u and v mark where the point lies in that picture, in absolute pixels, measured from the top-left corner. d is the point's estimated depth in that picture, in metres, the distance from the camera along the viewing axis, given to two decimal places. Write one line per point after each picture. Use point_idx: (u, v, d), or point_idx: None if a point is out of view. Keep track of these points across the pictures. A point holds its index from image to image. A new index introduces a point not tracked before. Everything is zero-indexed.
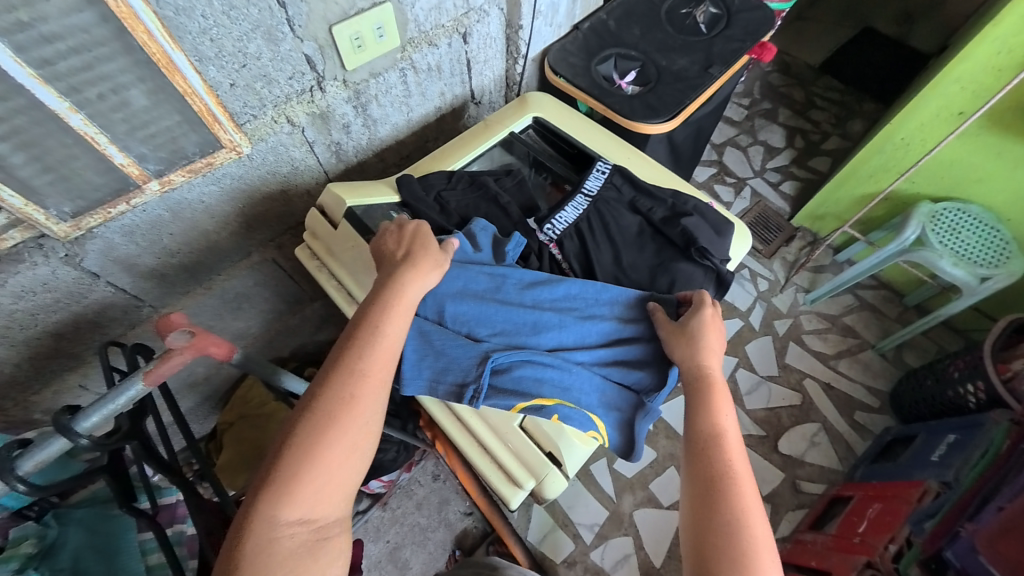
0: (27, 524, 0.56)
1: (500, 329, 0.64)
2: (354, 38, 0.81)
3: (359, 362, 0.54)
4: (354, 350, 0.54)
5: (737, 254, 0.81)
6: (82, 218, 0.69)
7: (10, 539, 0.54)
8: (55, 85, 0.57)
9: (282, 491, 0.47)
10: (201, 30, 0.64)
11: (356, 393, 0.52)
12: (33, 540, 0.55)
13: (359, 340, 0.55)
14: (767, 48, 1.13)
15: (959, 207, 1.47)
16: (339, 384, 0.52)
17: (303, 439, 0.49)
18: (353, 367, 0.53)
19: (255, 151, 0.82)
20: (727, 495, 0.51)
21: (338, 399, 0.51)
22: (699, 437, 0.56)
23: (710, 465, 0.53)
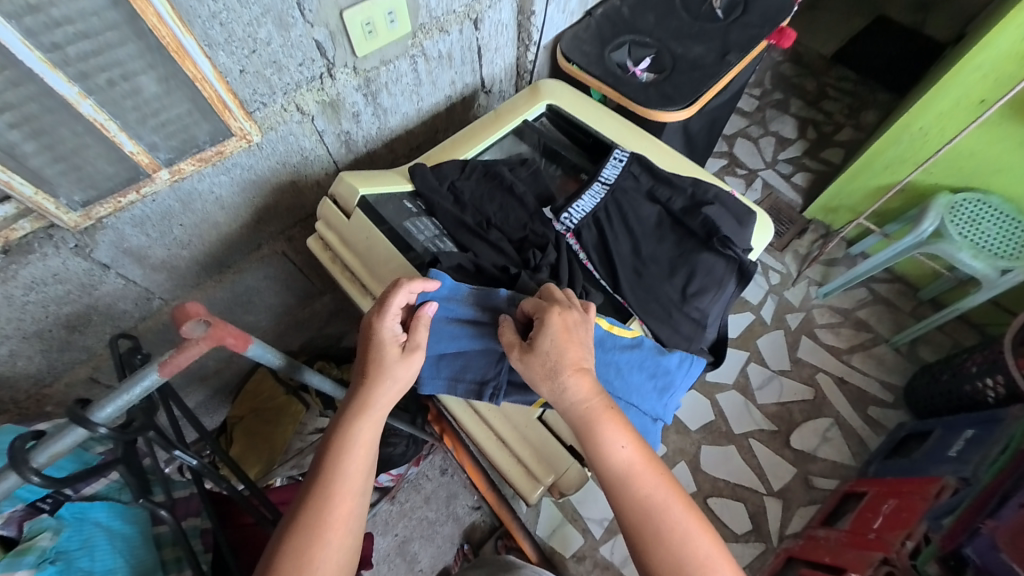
0: (44, 517, 0.55)
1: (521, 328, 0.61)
2: (366, 23, 0.79)
3: (338, 464, 0.54)
4: (332, 456, 0.54)
5: (758, 245, 0.79)
6: (93, 208, 0.67)
7: (26, 533, 0.52)
8: (65, 71, 0.56)
9: None
10: (211, 14, 0.62)
11: (333, 504, 0.52)
12: (50, 533, 0.53)
13: (337, 445, 0.55)
14: (786, 33, 1.10)
15: (978, 198, 1.44)
16: (315, 496, 0.52)
17: (297, 541, 0.50)
18: (332, 473, 0.53)
19: (265, 140, 0.80)
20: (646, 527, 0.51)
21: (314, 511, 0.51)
22: (608, 479, 0.54)
23: (628, 508, 0.52)
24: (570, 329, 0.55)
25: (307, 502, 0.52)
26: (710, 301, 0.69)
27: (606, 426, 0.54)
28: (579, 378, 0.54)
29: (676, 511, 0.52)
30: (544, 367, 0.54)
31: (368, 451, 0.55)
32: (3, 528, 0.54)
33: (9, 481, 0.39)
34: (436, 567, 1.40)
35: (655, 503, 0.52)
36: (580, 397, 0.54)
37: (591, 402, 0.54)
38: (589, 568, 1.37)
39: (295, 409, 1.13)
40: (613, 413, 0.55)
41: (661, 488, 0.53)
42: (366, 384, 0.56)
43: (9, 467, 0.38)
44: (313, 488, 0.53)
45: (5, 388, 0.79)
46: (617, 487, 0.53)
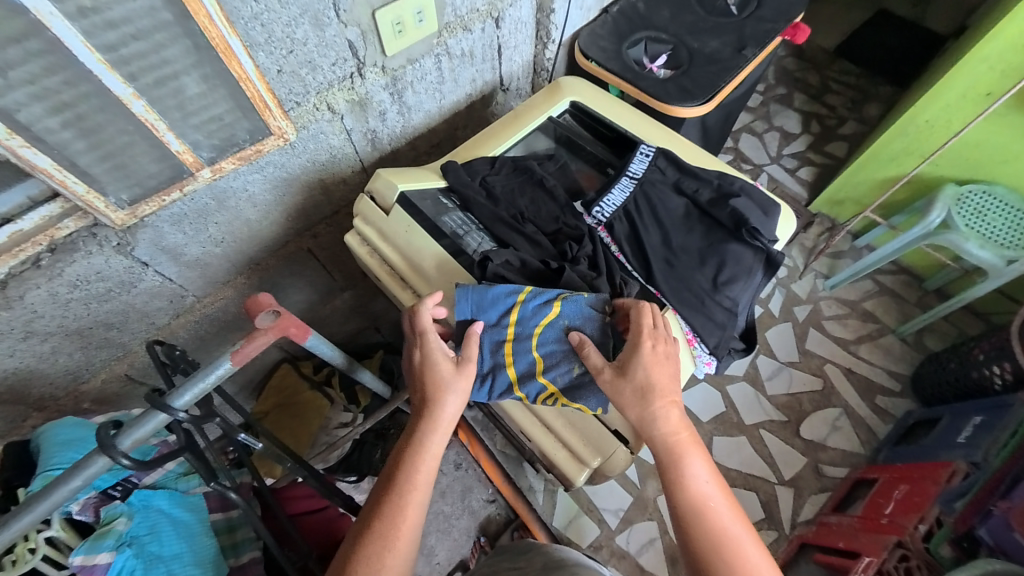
0: (116, 503, 0.62)
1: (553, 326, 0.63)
2: (395, 22, 0.80)
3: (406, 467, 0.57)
4: (404, 459, 0.58)
5: (782, 235, 0.81)
6: (138, 206, 0.68)
7: (103, 519, 0.59)
8: (118, 72, 0.57)
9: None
10: (253, 15, 0.64)
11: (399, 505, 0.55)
12: (124, 518, 0.60)
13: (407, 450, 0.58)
14: (801, 29, 1.12)
15: (984, 189, 1.46)
16: (375, 532, 0.54)
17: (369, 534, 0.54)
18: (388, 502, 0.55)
19: (298, 138, 0.82)
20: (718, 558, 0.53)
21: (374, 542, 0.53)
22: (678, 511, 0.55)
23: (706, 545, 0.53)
24: (657, 350, 0.59)
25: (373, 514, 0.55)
26: (740, 290, 0.71)
27: (689, 463, 0.57)
28: (662, 403, 0.58)
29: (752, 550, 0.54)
30: (629, 391, 0.58)
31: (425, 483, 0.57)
32: (81, 514, 0.60)
33: (97, 465, 0.41)
34: (455, 559, 1.42)
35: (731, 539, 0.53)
36: (667, 422, 0.58)
37: (680, 430, 0.57)
38: (607, 558, 1.40)
39: (320, 404, 1.15)
40: (690, 447, 0.57)
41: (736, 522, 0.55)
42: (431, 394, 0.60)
43: (98, 450, 0.40)
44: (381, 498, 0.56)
45: (45, 385, 0.80)
46: (694, 516, 0.54)
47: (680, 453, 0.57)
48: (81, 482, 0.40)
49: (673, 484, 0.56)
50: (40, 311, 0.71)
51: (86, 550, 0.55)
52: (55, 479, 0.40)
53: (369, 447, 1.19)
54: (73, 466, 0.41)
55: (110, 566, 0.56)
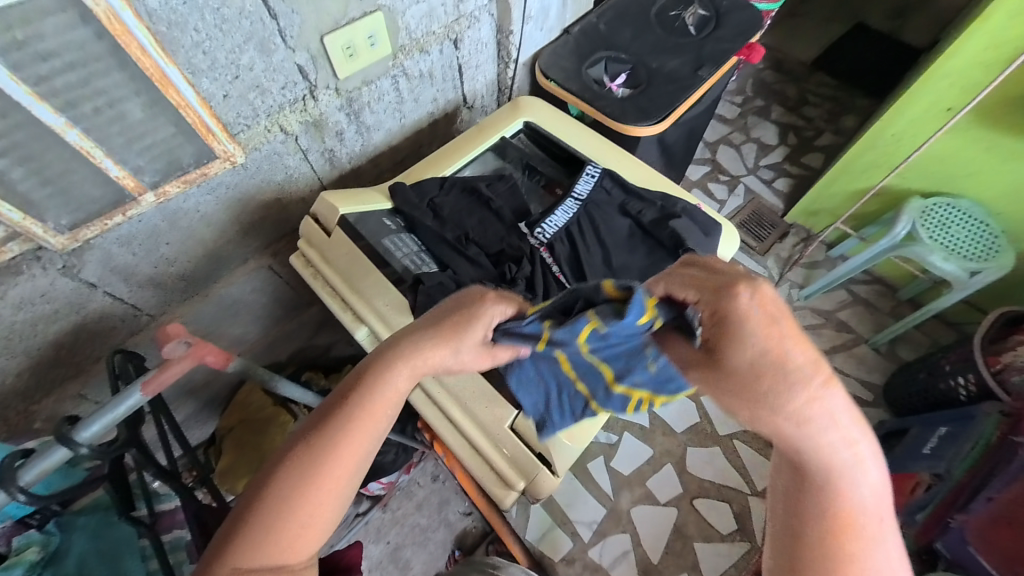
0: (32, 531, 0.62)
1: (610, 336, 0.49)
2: (347, 46, 0.82)
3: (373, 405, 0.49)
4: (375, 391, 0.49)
5: (726, 254, 0.82)
6: (80, 230, 0.69)
7: (16, 546, 0.60)
8: (52, 102, 0.58)
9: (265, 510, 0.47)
10: (195, 44, 0.65)
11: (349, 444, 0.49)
12: (36, 547, 0.61)
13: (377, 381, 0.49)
14: (756, 49, 1.15)
15: (949, 202, 1.48)
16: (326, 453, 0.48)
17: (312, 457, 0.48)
18: (335, 439, 0.48)
19: (250, 159, 0.83)
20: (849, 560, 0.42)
21: (306, 479, 0.48)
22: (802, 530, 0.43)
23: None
24: (779, 334, 0.33)
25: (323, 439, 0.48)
26: None
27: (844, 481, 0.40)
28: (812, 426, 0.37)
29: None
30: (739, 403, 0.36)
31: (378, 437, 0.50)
32: None
33: None
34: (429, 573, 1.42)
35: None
36: (817, 435, 0.37)
37: (853, 450, 0.38)
38: (579, 571, 1.40)
39: (284, 419, 1.14)
40: (859, 469, 0.40)
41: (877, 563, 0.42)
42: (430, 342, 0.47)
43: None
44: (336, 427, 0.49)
45: None
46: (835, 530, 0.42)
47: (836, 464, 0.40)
48: None
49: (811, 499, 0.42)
50: None
51: None
52: None
53: None
54: None
55: None
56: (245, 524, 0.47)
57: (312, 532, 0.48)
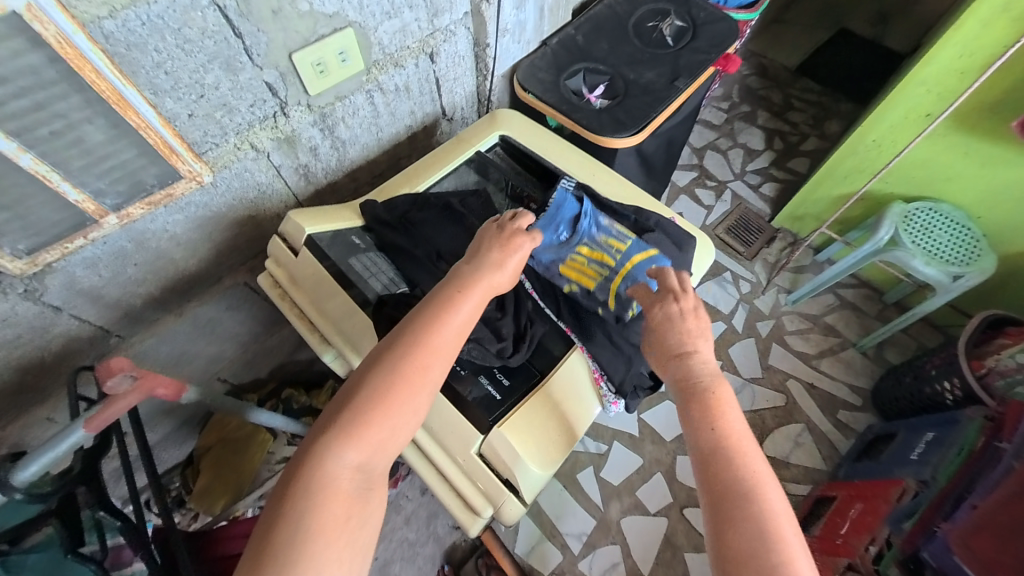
0: None
1: (625, 261, 0.73)
2: (316, 63, 0.81)
3: (438, 320, 0.59)
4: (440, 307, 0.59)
5: (700, 266, 0.82)
6: (40, 254, 0.67)
7: None
8: (5, 127, 0.57)
9: (358, 413, 0.53)
10: (156, 64, 0.64)
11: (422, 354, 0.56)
12: None
13: (440, 301, 0.60)
14: (732, 59, 1.15)
15: (930, 207, 1.50)
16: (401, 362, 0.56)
17: (391, 366, 0.55)
18: (423, 337, 0.57)
19: (218, 178, 0.82)
20: (742, 499, 0.51)
21: (399, 372, 0.55)
22: (710, 458, 0.54)
23: (742, 508, 0.50)
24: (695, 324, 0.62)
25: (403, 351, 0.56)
26: None
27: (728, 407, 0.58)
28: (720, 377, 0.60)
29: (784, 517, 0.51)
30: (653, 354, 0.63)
31: (458, 335, 0.60)
32: None
33: None
34: None
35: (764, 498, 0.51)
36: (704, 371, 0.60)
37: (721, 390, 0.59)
38: None
39: (262, 437, 1.12)
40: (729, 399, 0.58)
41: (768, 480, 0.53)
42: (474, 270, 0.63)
43: None
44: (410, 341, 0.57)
45: None
46: (729, 457, 0.54)
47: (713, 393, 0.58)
48: None
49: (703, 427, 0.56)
50: None
51: None
52: None
53: None
54: None
55: None
56: (349, 416, 0.53)
57: (403, 423, 0.54)
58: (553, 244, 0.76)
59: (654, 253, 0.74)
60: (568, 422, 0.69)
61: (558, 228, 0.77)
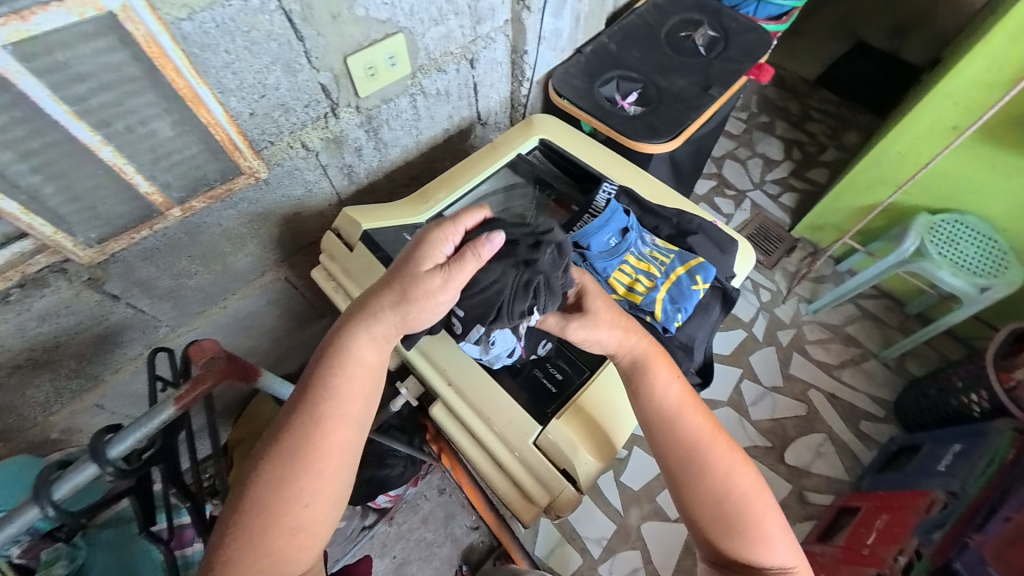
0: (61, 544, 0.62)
1: (671, 271, 0.75)
2: (367, 67, 0.84)
3: (316, 417, 0.58)
4: (318, 406, 0.59)
5: (741, 271, 0.84)
6: (109, 244, 0.70)
7: (45, 560, 0.61)
8: (87, 120, 0.59)
9: (263, 531, 0.55)
10: (224, 65, 0.67)
11: (312, 454, 0.57)
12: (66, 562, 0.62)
13: (314, 398, 0.59)
14: (765, 69, 1.17)
15: (956, 219, 1.49)
16: (292, 467, 0.56)
17: (281, 476, 0.56)
18: (312, 436, 0.58)
19: (271, 175, 0.85)
20: (685, 448, 0.63)
21: (293, 478, 0.56)
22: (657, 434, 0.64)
23: (690, 463, 0.62)
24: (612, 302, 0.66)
25: (290, 457, 0.57)
26: (695, 327, 0.74)
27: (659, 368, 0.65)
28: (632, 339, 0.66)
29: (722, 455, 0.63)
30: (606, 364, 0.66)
31: (346, 422, 0.60)
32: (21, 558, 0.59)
33: (31, 513, 0.44)
34: None
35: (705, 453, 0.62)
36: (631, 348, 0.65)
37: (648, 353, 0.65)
38: None
39: None
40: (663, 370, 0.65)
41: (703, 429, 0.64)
42: (341, 356, 0.60)
43: (32, 498, 0.43)
44: (295, 445, 0.57)
45: (14, 416, 0.80)
46: (666, 415, 0.64)
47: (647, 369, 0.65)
48: (15, 530, 0.43)
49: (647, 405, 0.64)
50: (7, 345, 0.72)
51: None
52: None
53: None
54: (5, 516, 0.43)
55: None
56: (243, 538, 0.55)
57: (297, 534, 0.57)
58: (602, 247, 0.75)
59: (700, 262, 0.75)
60: (620, 414, 0.72)
61: (607, 234, 0.75)
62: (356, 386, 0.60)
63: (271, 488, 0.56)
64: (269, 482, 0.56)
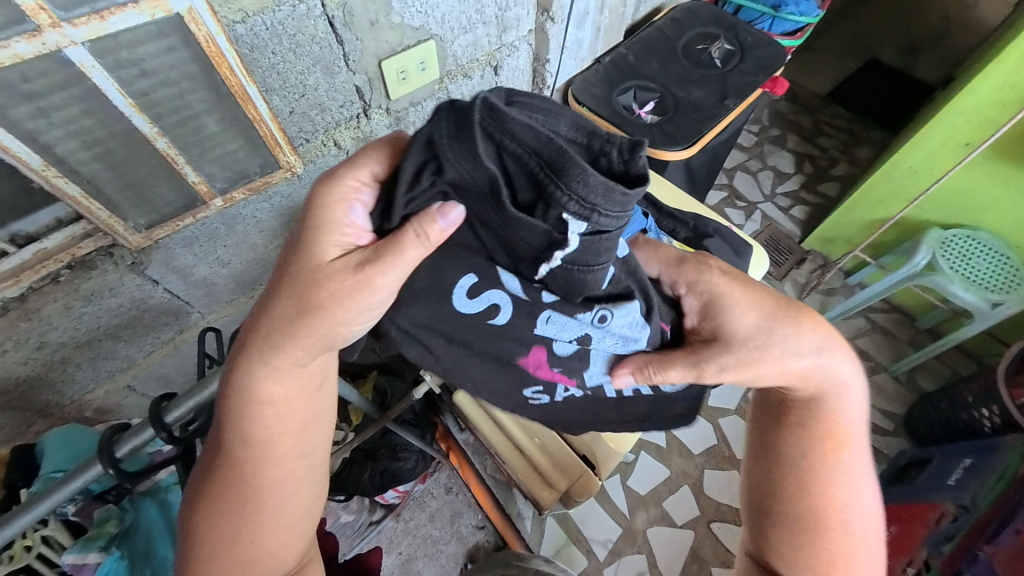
0: (111, 505, 0.68)
1: None
2: (400, 71, 0.88)
3: (241, 448, 0.53)
4: (239, 437, 0.53)
5: (756, 273, 0.88)
6: (154, 230, 0.75)
7: (98, 518, 0.66)
8: (147, 113, 0.64)
9: (219, 563, 0.53)
10: (270, 65, 0.71)
11: (247, 486, 0.53)
12: (116, 521, 0.66)
13: (234, 427, 0.53)
14: (779, 82, 1.20)
15: (968, 233, 1.51)
16: (228, 497, 0.53)
17: (223, 509, 0.53)
18: (237, 468, 0.53)
19: (305, 171, 0.89)
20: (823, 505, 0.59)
21: (231, 509, 0.53)
22: (777, 453, 0.63)
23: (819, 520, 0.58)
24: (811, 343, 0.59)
25: (221, 489, 0.53)
26: None
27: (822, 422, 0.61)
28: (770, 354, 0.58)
29: (840, 510, 0.59)
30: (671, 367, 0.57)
31: (273, 450, 0.54)
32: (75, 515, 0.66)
33: (93, 470, 0.49)
34: None
35: (819, 499, 0.59)
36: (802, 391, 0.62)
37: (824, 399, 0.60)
38: None
39: None
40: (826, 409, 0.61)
41: (836, 478, 0.59)
42: (242, 379, 0.52)
43: (97, 455, 0.49)
44: (223, 477, 0.53)
45: (55, 393, 0.84)
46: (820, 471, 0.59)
47: (819, 399, 0.61)
48: (80, 484, 0.48)
49: (787, 430, 0.62)
50: (55, 324, 0.76)
51: (79, 550, 0.61)
52: (58, 481, 0.48)
53: (358, 467, 1.24)
54: (72, 471, 0.49)
55: (100, 565, 0.62)
56: (194, 565, 0.54)
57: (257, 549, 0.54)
58: None
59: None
60: None
61: None
62: (269, 412, 0.53)
63: (217, 521, 0.53)
64: (212, 514, 0.53)
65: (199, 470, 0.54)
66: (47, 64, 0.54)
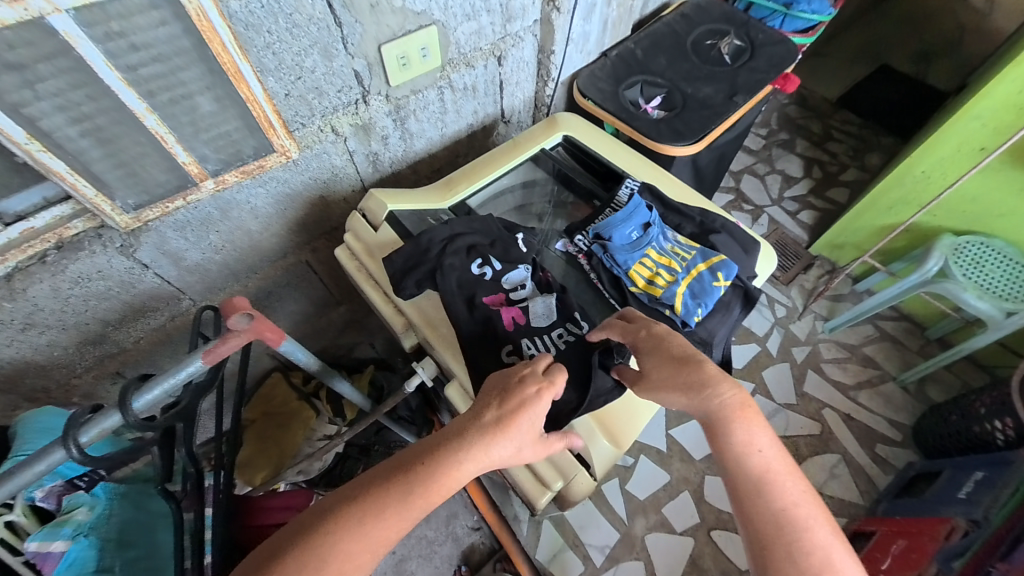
0: (80, 492, 0.65)
1: (692, 266, 0.74)
2: (401, 56, 0.86)
3: (394, 502, 0.52)
4: (401, 490, 0.52)
5: (763, 272, 0.84)
6: (143, 212, 0.73)
7: (66, 506, 0.63)
8: (136, 89, 0.62)
9: None
10: (266, 45, 0.70)
11: (357, 541, 0.50)
12: (85, 508, 0.64)
13: (405, 481, 0.53)
14: (791, 79, 1.17)
15: (982, 241, 1.46)
16: (328, 539, 0.49)
17: (311, 550, 0.48)
18: (373, 517, 0.51)
19: (301, 157, 0.87)
20: (793, 537, 0.50)
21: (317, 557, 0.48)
22: (740, 484, 0.53)
23: (796, 551, 0.49)
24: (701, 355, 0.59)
25: (332, 526, 0.50)
26: (718, 323, 0.73)
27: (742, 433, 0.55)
28: (712, 386, 0.56)
29: (821, 528, 0.51)
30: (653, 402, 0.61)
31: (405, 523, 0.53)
32: (44, 500, 0.63)
33: (57, 454, 0.47)
34: None
35: (802, 519, 0.50)
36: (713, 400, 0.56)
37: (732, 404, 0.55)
38: None
39: (306, 414, 1.15)
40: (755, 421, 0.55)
41: (798, 489, 0.52)
42: (461, 448, 0.55)
43: (60, 439, 0.47)
44: (347, 521, 0.50)
45: (41, 376, 0.82)
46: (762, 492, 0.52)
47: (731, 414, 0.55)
48: (44, 467, 0.46)
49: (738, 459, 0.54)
50: (41, 305, 0.74)
51: (44, 535, 0.59)
52: (19, 464, 0.46)
53: (351, 462, 1.21)
54: (35, 454, 0.47)
55: (64, 553, 0.59)
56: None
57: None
58: (624, 240, 0.77)
59: (722, 260, 0.75)
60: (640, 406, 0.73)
61: (630, 227, 0.77)
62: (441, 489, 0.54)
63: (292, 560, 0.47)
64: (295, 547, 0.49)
65: (342, 507, 0.51)
66: (30, 32, 0.52)
